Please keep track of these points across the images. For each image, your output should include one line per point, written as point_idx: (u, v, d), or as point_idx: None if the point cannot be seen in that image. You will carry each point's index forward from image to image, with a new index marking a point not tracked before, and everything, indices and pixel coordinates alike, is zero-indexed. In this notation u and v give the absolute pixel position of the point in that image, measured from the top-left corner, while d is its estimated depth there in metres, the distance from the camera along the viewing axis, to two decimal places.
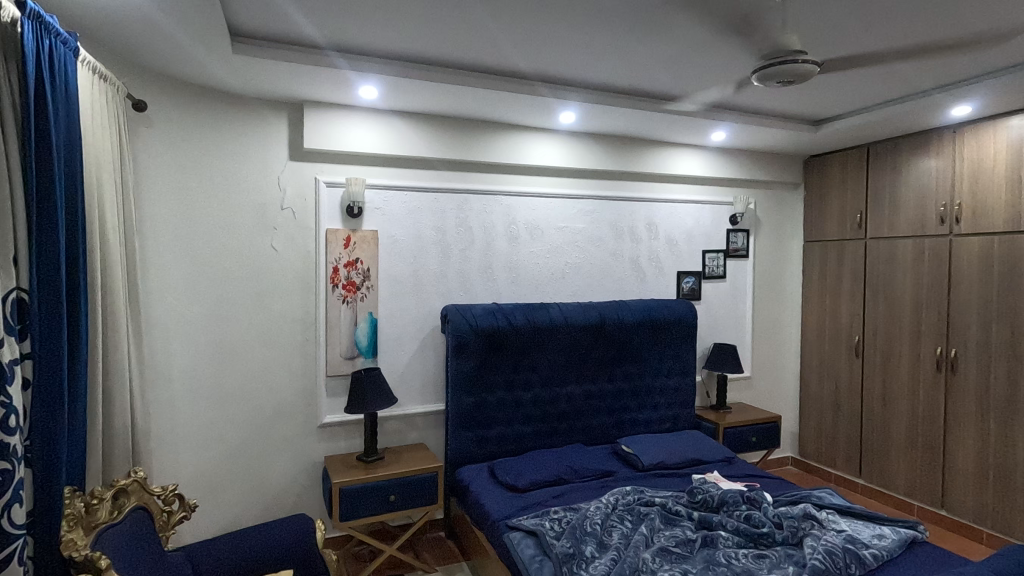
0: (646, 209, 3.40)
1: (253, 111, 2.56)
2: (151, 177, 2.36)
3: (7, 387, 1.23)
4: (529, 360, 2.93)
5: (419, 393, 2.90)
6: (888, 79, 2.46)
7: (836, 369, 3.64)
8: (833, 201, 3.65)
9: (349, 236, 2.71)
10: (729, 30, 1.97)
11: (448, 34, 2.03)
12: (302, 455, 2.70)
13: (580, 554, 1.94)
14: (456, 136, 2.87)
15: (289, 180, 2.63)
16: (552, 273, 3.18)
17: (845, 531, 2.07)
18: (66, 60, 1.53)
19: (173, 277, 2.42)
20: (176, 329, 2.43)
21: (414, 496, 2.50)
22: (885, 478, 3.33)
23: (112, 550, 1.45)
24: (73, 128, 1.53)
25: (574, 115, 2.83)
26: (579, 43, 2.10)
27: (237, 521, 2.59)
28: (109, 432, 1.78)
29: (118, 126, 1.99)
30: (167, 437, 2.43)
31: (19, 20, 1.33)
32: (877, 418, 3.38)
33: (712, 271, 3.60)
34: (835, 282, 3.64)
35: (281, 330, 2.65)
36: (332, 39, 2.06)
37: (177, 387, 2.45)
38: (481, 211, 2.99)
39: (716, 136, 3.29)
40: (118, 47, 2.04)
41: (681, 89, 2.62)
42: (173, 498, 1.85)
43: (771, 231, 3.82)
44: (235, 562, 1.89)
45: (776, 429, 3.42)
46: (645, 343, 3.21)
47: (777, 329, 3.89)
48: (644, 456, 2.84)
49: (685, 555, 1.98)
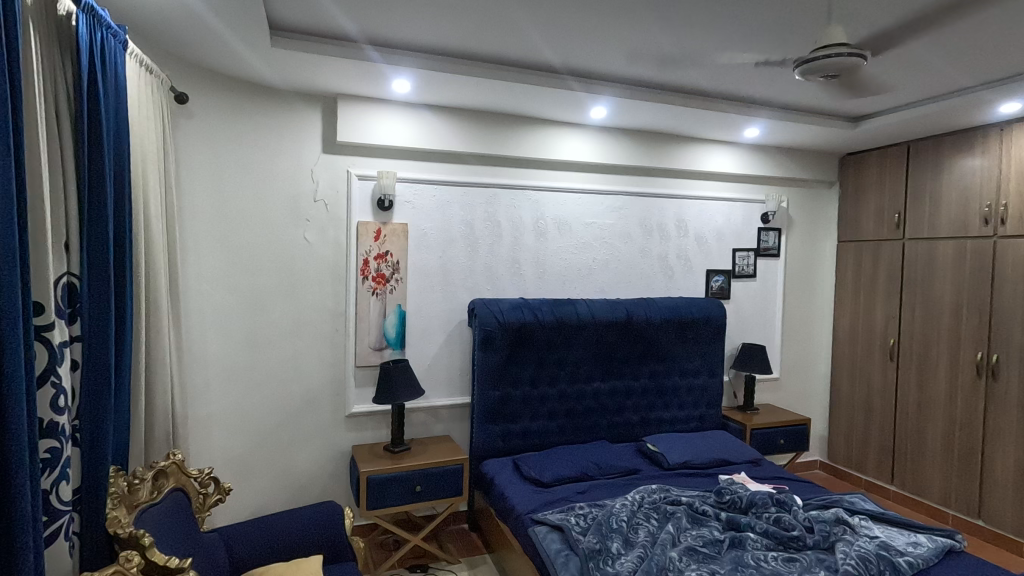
0: (676, 206, 3.35)
1: (288, 105, 2.60)
2: (191, 167, 2.42)
3: (58, 368, 1.28)
4: (555, 355, 2.92)
5: (445, 386, 2.92)
6: (932, 75, 2.39)
7: (869, 373, 3.55)
8: (870, 200, 3.56)
9: (380, 229, 2.75)
10: (769, 23, 1.94)
11: (481, 28, 2.03)
12: (331, 444, 2.74)
13: (606, 551, 1.94)
14: (487, 130, 2.87)
15: (322, 172, 2.67)
16: (579, 269, 3.16)
17: (878, 537, 2.03)
18: (117, 53, 1.59)
19: (210, 266, 2.48)
20: (212, 317, 2.49)
21: (440, 487, 2.53)
22: (918, 485, 3.25)
23: (154, 528, 1.51)
24: (121, 117, 1.58)
25: (605, 110, 2.81)
26: (614, 37, 2.09)
27: (267, 506, 2.65)
28: (151, 414, 1.84)
29: (162, 117, 2.04)
30: (201, 421, 2.50)
31: (74, 13, 1.38)
32: (911, 424, 3.30)
33: (742, 270, 3.55)
34: (870, 283, 3.56)
35: (312, 321, 2.69)
36: (368, 32, 2.08)
37: (212, 373, 2.51)
38: (510, 206, 2.99)
39: (750, 133, 3.23)
40: (162, 41, 2.09)
41: (715, 83, 2.58)
42: (209, 480, 1.91)
43: (803, 230, 3.74)
44: (268, 547, 1.93)
45: (805, 432, 3.36)
46: (672, 342, 3.18)
47: (808, 330, 3.81)
48: (670, 455, 2.82)
49: (712, 555, 1.97)
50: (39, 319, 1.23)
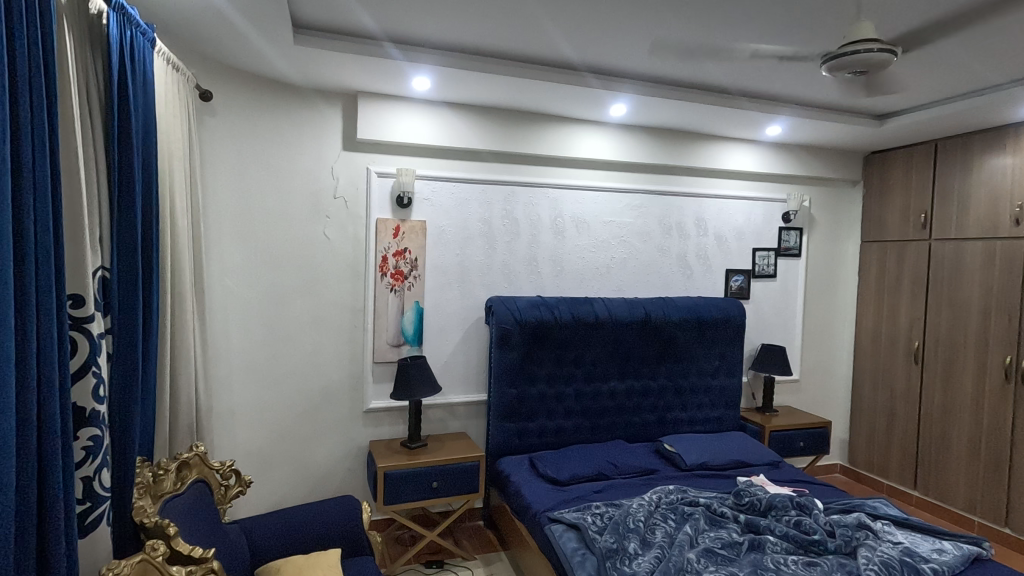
0: (695, 204, 3.32)
1: (309, 103, 2.62)
2: (215, 165, 2.46)
3: (98, 358, 1.31)
4: (572, 354, 2.92)
5: (462, 383, 2.93)
6: (961, 71, 2.34)
7: (893, 376, 3.49)
8: (896, 199, 3.49)
9: (398, 226, 2.76)
10: (793, 20, 1.92)
11: (502, 26, 2.03)
12: (348, 439, 2.77)
13: (623, 550, 1.93)
14: (506, 128, 2.87)
15: (342, 169, 2.69)
16: (597, 267, 3.15)
17: (901, 543, 1.99)
18: (145, 51, 1.61)
19: (232, 261, 2.52)
20: (235, 312, 2.54)
21: (456, 483, 2.54)
22: (942, 491, 3.18)
23: (177, 518, 1.53)
24: (150, 114, 1.60)
25: (625, 108, 2.79)
26: (635, 35, 2.08)
27: (286, 499, 2.68)
28: (175, 407, 1.87)
29: (188, 114, 2.08)
30: (224, 413, 2.54)
31: (105, 12, 1.41)
32: (935, 428, 3.23)
33: (762, 269, 3.50)
34: (894, 283, 3.49)
35: (332, 316, 2.71)
36: (389, 30, 2.09)
37: (234, 366, 2.55)
38: (528, 203, 2.99)
39: (772, 131, 3.18)
40: (188, 40, 2.13)
41: (737, 80, 2.55)
42: (230, 473, 1.93)
43: (826, 230, 3.68)
44: (287, 540, 1.95)
45: (825, 434, 3.31)
46: (690, 342, 3.15)
47: (830, 332, 3.75)
48: (687, 455, 2.79)
49: (731, 557, 1.94)
50: (78, 312, 1.26)
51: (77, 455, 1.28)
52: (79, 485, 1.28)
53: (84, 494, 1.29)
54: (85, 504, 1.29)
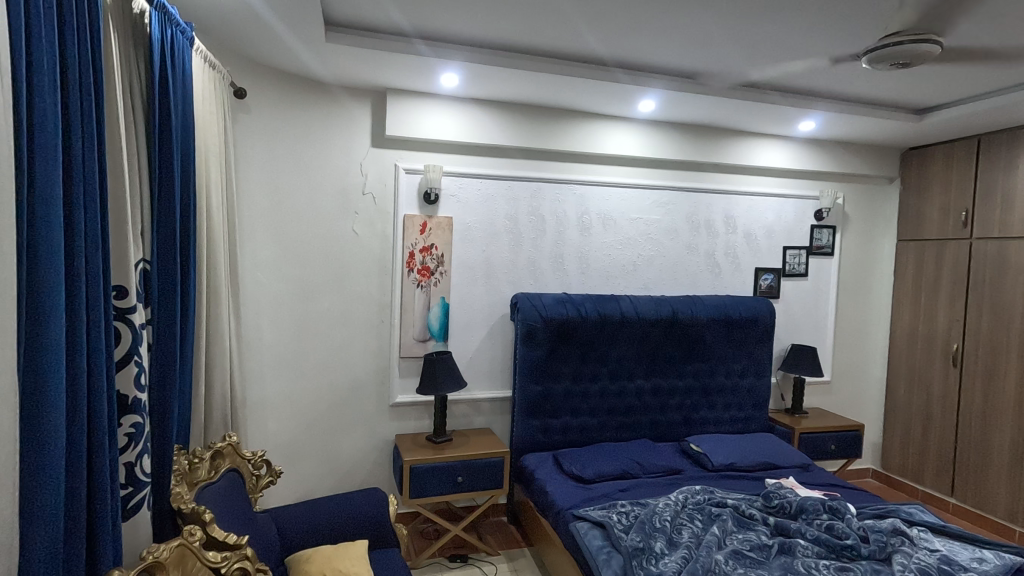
0: (724, 201, 3.27)
1: (339, 101, 2.65)
2: (248, 161, 2.52)
3: (140, 348, 1.35)
4: (598, 352, 2.90)
5: (486, 378, 2.94)
6: (1008, 63, 2.25)
7: (929, 379, 3.38)
8: (935, 196, 3.39)
9: (425, 223, 2.78)
10: (832, 13, 1.88)
11: (532, 22, 2.03)
12: (375, 432, 2.80)
13: (650, 549, 1.91)
14: (533, 124, 2.86)
15: (370, 166, 2.72)
16: (623, 264, 3.12)
17: (939, 551, 1.93)
18: (184, 50, 1.65)
19: (263, 256, 2.57)
20: (266, 307, 2.59)
21: (480, 478, 2.55)
22: (982, 498, 3.07)
23: (213, 505, 1.57)
24: (188, 110, 1.64)
25: (654, 104, 2.76)
26: (666, 30, 2.06)
27: (314, 490, 2.73)
28: (210, 397, 1.92)
29: (223, 112, 2.12)
30: (255, 404, 2.60)
31: (148, 12, 1.45)
32: (975, 434, 3.12)
33: (793, 268, 3.43)
34: (932, 284, 3.39)
35: (359, 311, 2.74)
36: (418, 26, 2.10)
37: (265, 358, 2.60)
38: (554, 200, 2.98)
39: (805, 127, 3.11)
40: (224, 38, 2.17)
41: (770, 74, 2.49)
42: (262, 463, 1.97)
43: (859, 228, 3.59)
44: (316, 530, 1.99)
45: (857, 438, 3.23)
46: (718, 342, 3.10)
47: (863, 333, 3.65)
48: (715, 456, 2.75)
49: (760, 560, 1.91)
50: (121, 303, 1.30)
51: (120, 441, 1.32)
52: (122, 470, 1.33)
53: (127, 478, 1.34)
54: (128, 488, 1.34)
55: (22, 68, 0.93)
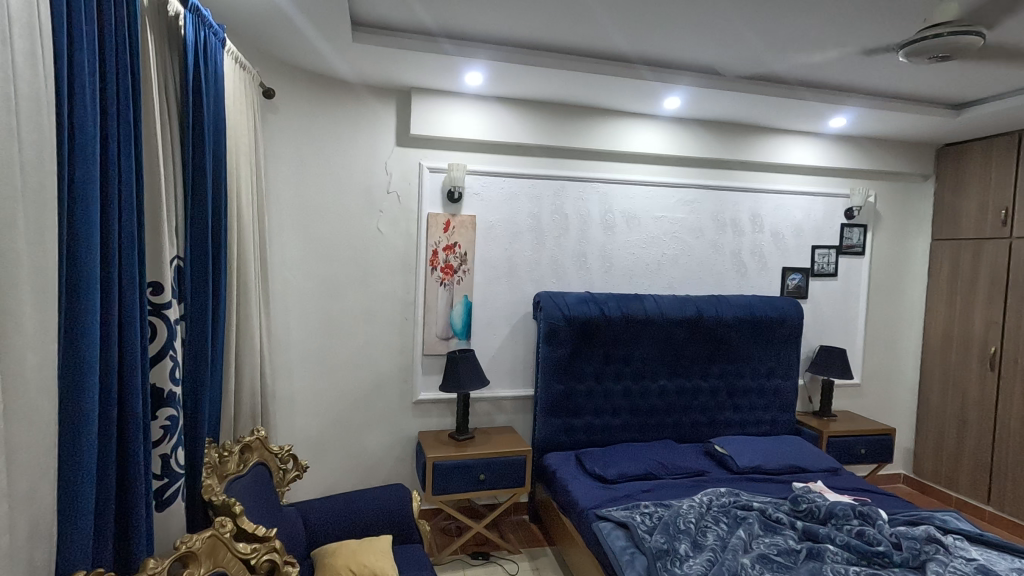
0: (751, 199, 3.21)
1: (364, 101, 2.68)
2: (276, 161, 2.56)
3: (174, 343, 1.38)
4: (621, 351, 2.88)
5: (509, 377, 2.94)
6: None
7: (965, 383, 3.28)
8: (972, 194, 3.28)
9: (449, 221, 2.79)
10: (867, 7, 1.83)
11: (557, 19, 2.02)
12: (398, 429, 2.82)
13: (674, 552, 1.89)
14: (557, 122, 2.85)
15: (395, 165, 2.74)
16: (647, 263, 3.09)
17: (976, 560, 1.87)
18: (216, 50, 1.68)
19: (290, 253, 2.61)
20: (293, 303, 2.63)
21: (503, 476, 2.55)
22: (1020, 507, 2.96)
23: (243, 497, 1.60)
24: (220, 110, 1.67)
25: (679, 101, 2.72)
26: (693, 26, 2.03)
27: (338, 484, 2.76)
28: (239, 392, 1.96)
29: (253, 112, 2.16)
30: (281, 399, 2.65)
31: (182, 14, 1.48)
32: (1013, 440, 3.01)
33: (822, 268, 3.35)
34: (969, 285, 3.29)
35: (383, 308, 2.77)
36: (444, 25, 2.11)
37: (291, 354, 2.65)
38: (577, 198, 2.96)
39: (836, 123, 3.04)
40: (254, 39, 2.21)
41: (800, 70, 2.44)
42: (289, 457, 2.01)
43: (891, 227, 3.49)
44: (341, 524, 2.01)
45: (888, 442, 3.15)
46: (744, 342, 3.06)
47: (894, 335, 3.56)
48: (740, 458, 2.71)
49: (788, 565, 1.87)
50: (156, 299, 1.34)
51: (156, 433, 1.36)
52: (157, 461, 1.36)
53: (161, 470, 1.37)
54: (162, 480, 1.37)
55: (63, 70, 0.96)
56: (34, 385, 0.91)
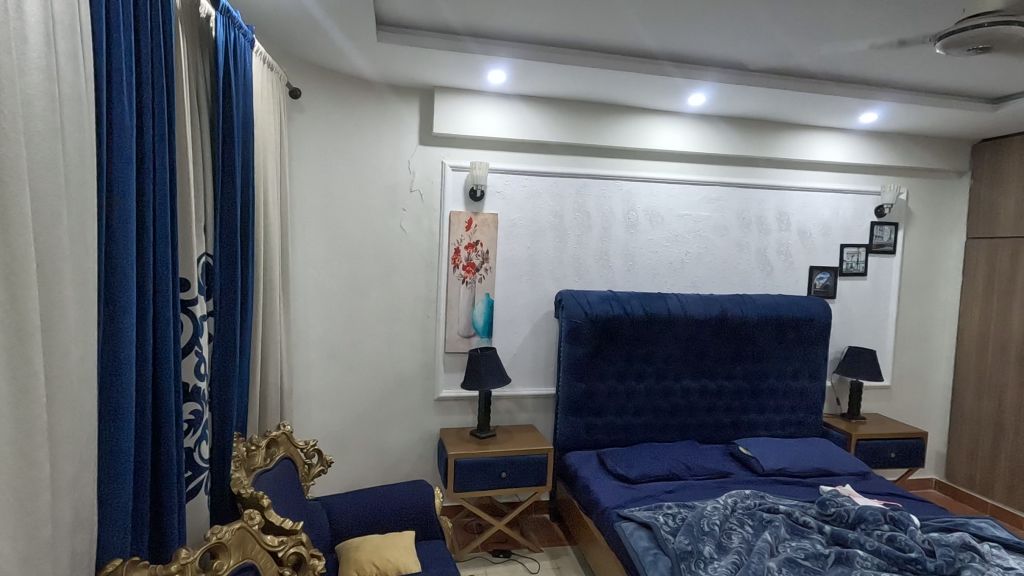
0: (777, 197, 3.15)
1: (388, 100, 2.70)
2: (301, 160, 2.60)
3: (200, 339, 1.41)
4: (643, 351, 2.86)
5: (530, 375, 2.94)
6: None
7: (1002, 386, 3.18)
8: (1010, 191, 3.17)
9: (471, 219, 2.80)
10: None
11: (582, 15, 2.00)
12: (420, 426, 2.84)
13: (698, 553, 1.87)
14: (579, 120, 2.83)
15: (418, 164, 2.75)
16: (670, 262, 3.06)
17: (1014, 569, 1.81)
18: (246, 51, 1.70)
19: (314, 250, 2.65)
20: (316, 301, 2.67)
21: (524, 474, 2.55)
22: None
23: (269, 490, 1.63)
24: (248, 109, 1.70)
25: (705, 97, 2.68)
26: (720, 21, 2.00)
27: (361, 480, 2.79)
28: (265, 388, 1.99)
29: (280, 112, 2.19)
30: (305, 394, 2.69)
31: (213, 16, 1.50)
32: None
33: (851, 267, 3.28)
34: (1006, 285, 3.18)
35: (406, 306, 2.79)
36: (468, 23, 2.11)
37: (315, 350, 2.68)
38: (600, 196, 2.94)
39: (866, 118, 2.96)
40: (281, 40, 2.24)
41: (830, 65, 2.39)
42: (313, 452, 2.04)
43: (923, 225, 3.40)
44: (365, 519, 2.03)
45: (919, 446, 3.07)
46: (770, 343, 3.01)
47: (926, 336, 3.46)
48: (765, 460, 2.67)
49: (816, 569, 1.83)
50: (185, 295, 1.37)
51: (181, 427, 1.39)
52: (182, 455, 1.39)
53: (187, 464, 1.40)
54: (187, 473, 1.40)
55: (103, 70, 0.98)
56: (76, 378, 0.93)
